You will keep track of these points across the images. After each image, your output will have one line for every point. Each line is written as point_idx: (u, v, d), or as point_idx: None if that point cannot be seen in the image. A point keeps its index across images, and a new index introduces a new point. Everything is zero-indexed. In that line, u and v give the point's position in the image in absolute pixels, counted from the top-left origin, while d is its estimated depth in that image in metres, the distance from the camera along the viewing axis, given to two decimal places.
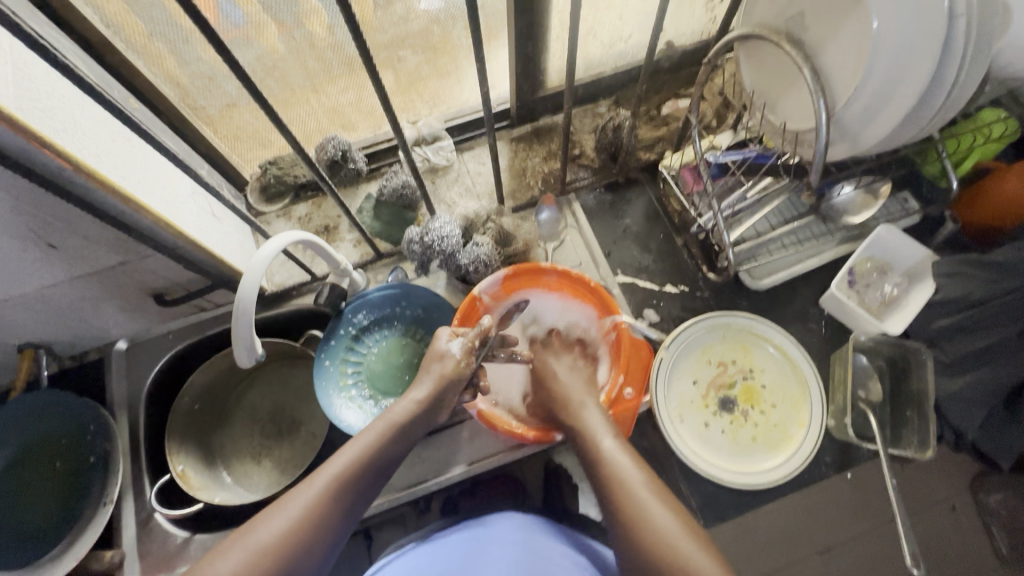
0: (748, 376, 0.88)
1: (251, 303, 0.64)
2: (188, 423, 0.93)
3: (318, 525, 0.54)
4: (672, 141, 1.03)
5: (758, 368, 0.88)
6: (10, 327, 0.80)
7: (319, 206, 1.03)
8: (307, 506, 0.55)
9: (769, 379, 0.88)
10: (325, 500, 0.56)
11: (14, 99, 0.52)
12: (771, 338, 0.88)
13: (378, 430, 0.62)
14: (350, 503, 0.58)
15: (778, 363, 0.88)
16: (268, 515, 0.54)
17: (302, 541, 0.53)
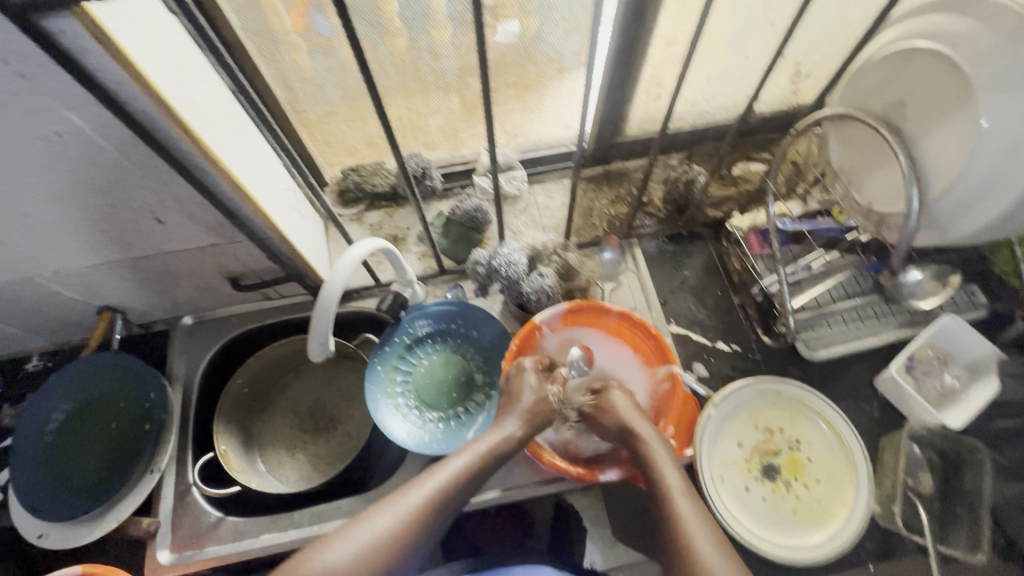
0: (793, 446, 0.87)
1: (334, 300, 0.67)
2: (236, 405, 0.96)
3: (417, 533, 0.60)
4: (741, 202, 1.05)
5: (805, 441, 0.87)
6: (100, 289, 0.86)
7: (391, 216, 1.08)
8: (412, 516, 0.61)
9: (815, 453, 0.86)
10: (422, 514, 0.61)
11: (172, 89, 0.57)
12: (820, 411, 0.87)
13: (473, 456, 0.66)
14: (439, 520, 0.63)
15: (825, 438, 0.86)
16: (374, 516, 0.60)
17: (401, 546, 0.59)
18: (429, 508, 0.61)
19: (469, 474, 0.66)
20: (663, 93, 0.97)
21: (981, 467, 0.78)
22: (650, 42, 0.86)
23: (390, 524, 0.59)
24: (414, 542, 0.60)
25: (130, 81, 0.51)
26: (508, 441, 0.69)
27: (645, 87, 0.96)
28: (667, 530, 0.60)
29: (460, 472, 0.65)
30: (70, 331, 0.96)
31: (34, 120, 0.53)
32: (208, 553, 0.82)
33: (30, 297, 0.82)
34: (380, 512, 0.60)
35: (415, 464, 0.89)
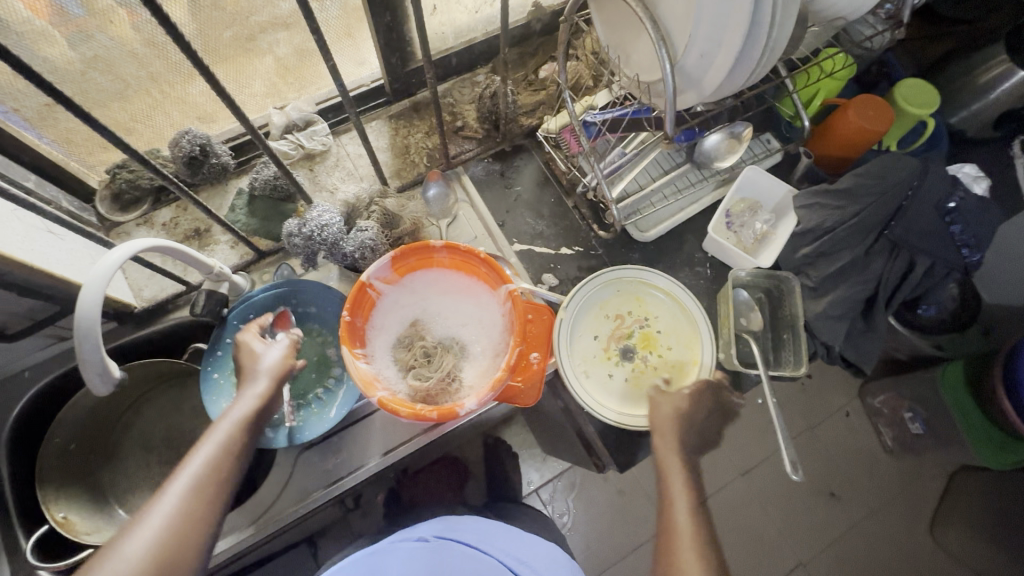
0: (644, 324, 0.92)
1: (94, 323, 0.57)
2: (64, 465, 0.84)
3: (187, 540, 0.50)
4: (552, 104, 1.04)
5: (652, 316, 0.92)
6: None
7: (185, 209, 0.94)
8: (175, 516, 0.51)
9: (664, 324, 0.92)
10: (196, 503, 0.52)
11: None
12: (659, 284, 0.92)
13: (231, 430, 0.58)
14: (217, 505, 0.54)
15: (669, 308, 0.92)
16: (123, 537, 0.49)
17: (171, 555, 0.49)
18: (195, 494, 0.52)
19: (232, 447, 0.57)
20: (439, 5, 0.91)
21: (792, 293, 0.91)
22: None
23: (154, 533, 0.49)
24: (192, 544, 0.51)
25: None
26: (265, 401, 0.62)
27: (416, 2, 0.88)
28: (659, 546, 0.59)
29: (223, 449, 0.57)
30: None
31: None
32: None
33: None
34: (131, 527, 0.49)
35: (289, 457, 0.84)
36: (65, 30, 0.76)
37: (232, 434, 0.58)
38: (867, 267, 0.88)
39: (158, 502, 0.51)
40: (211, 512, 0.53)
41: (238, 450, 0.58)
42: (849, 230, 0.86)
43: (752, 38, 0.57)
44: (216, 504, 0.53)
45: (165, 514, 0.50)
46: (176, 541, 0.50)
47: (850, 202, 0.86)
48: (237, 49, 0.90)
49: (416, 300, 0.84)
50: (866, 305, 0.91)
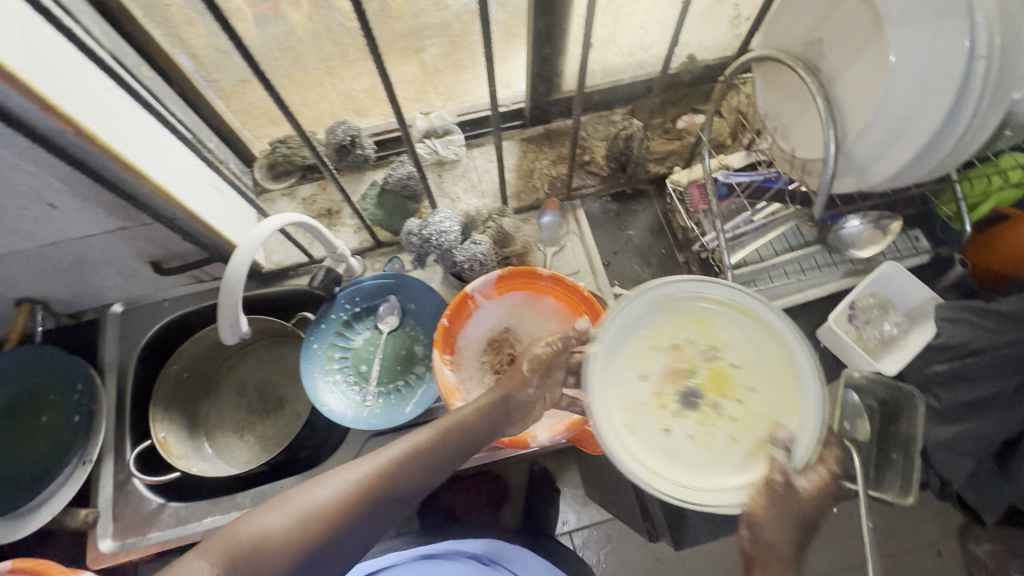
0: None
1: (239, 279, 0.65)
2: (175, 391, 0.95)
3: (364, 509, 0.53)
4: (684, 156, 1.02)
5: None
6: (9, 280, 0.81)
7: (324, 188, 1.03)
8: (362, 482, 0.54)
9: None
10: (385, 477, 0.55)
11: (23, 60, 0.52)
12: None
13: (438, 427, 0.59)
14: (399, 493, 0.55)
15: None
16: (323, 481, 0.54)
17: (350, 515, 0.52)
18: (380, 477, 0.54)
19: (438, 441, 0.58)
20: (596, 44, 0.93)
21: (915, 411, 0.80)
22: None
23: (340, 490, 0.53)
24: (363, 517, 0.53)
25: None
26: (484, 411, 0.62)
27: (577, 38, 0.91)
28: None
29: (428, 439, 0.58)
30: None
31: None
32: (153, 539, 0.82)
33: None
34: (322, 481, 0.54)
35: (359, 439, 0.88)
36: (256, 11, 0.89)
37: (443, 432, 0.59)
38: (1011, 407, 0.75)
39: (368, 461, 0.55)
40: (386, 501, 0.54)
41: (442, 450, 0.58)
42: (998, 358, 0.74)
43: (940, 137, 0.52)
44: (395, 495, 0.55)
45: (351, 480, 0.53)
46: (353, 509, 0.53)
47: (1007, 328, 0.74)
48: (397, 51, 1.01)
49: (507, 318, 0.85)
50: (1002, 450, 0.80)
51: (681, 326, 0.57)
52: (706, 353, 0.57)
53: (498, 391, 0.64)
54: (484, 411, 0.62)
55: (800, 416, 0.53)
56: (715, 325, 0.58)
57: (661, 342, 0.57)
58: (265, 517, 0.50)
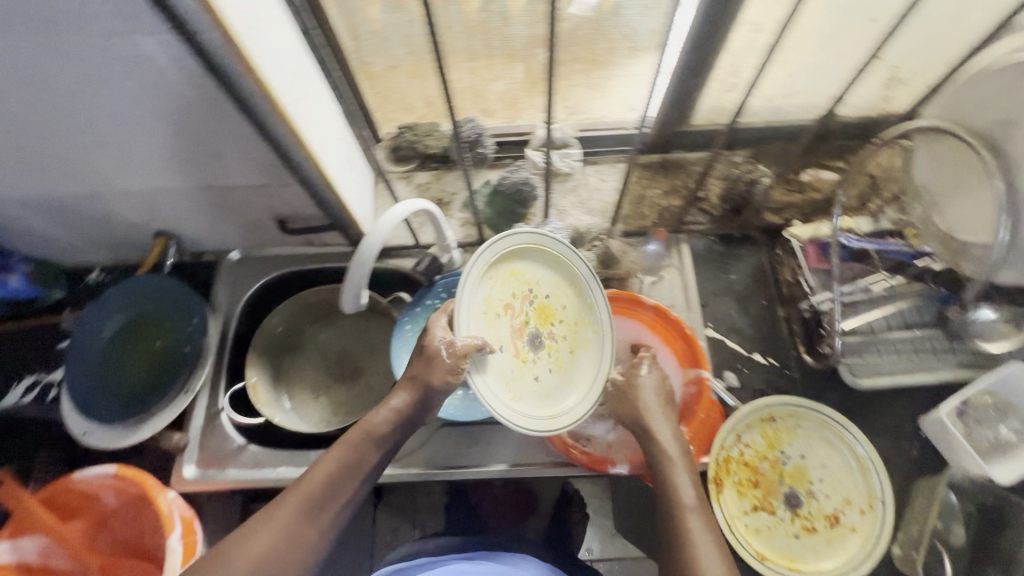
0: (800, 459, 0.84)
1: (371, 253, 0.68)
2: (269, 341, 1.00)
3: (304, 535, 0.59)
4: (804, 211, 0.98)
5: (813, 457, 0.84)
6: (156, 212, 0.89)
7: (439, 178, 1.07)
8: (295, 508, 0.60)
9: (818, 469, 0.84)
10: (314, 503, 0.61)
11: (244, 27, 0.57)
12: (833, 429, 0.84)
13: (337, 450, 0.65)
14: (329, 517, 0.62)
15: (833, 454, 0.84)
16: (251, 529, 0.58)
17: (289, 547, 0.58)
18: (296, 520, 0.59)
19: (340, 464, 0.64)
20: (739, 84, 0.91)
21: None
22: (734, 26, 0.79)
23: (275, 522, 0.58)
24: (302, 546, 0.59)
25: (200, 11, 0.51)
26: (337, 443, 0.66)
27: (721, 75, 0.90)
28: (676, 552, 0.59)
29: (337, 463, 0.64)
30: (127, 250, 1.00)
31: (111, 42, 0.54)
32: (229, 475, 0.87)
33: (95, 212, 0.86)
34: (250, 532, 0.58)
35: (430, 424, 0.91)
36: None
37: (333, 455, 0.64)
38: None
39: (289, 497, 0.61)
40: (311, 536, 0.60)
41: (351, 474, 0.64)
42: None
43: None
44: (314, 531, 0.60)
45: (274, 525, 0.58)
46: (290, 539, 0.58)
47: None
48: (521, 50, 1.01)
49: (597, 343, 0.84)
50: None
51: (506, 289, 0.70)
52: (529, 302, 0.72)
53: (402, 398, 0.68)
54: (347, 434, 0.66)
55: (586, 332, 0.75)
56: (528, 276, 0.73)
57: (498, 310, 0.70)
58: None
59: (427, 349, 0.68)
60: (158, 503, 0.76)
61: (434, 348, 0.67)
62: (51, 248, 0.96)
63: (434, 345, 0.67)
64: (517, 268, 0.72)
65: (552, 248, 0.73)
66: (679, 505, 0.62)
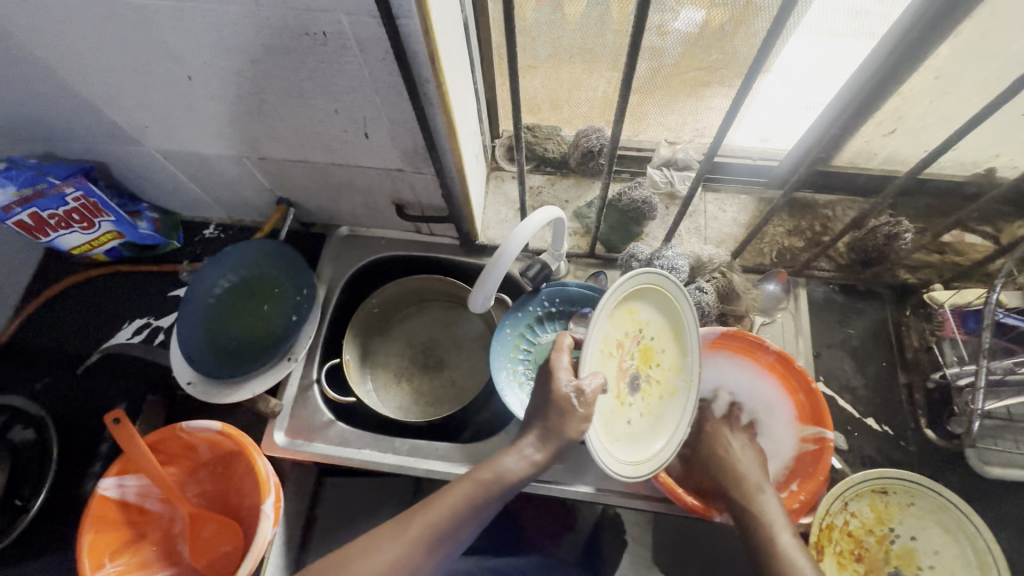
0: (908, 540, 0.79)
1: (510, 258, 0.67)
2: (365, 321, 1.01)
3: (416, 572, 0.57)
4: (943, 274, 0.92)
5: (923, 540, 0.78)
6: (286, 181, 0.91)
7: (552, 183, 1.05)
8: (409, 544, 0.57)
9: (928, 555, 0.77)
10: (426, 543, 0.58)
11: (438, 18, 0.57)
12: (954, 516, 0.77)
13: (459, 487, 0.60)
14: (443, 555, 0.58)
15: (948, 541, 0.77)
16: (368, 554, 0.57)
17: None
18: (410, 553, 0.57)
19: (464, 504, 0.59)
20: (898, 130, 0.85)
21: None
22: (915, 71, 0.74)
23: (385, 559, 0.56)
24: None
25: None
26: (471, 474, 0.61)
27: (880, 118, 0.84)
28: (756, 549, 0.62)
29: (457, 502, 0.59)
30: (245, 211, 1.03)
31: (312, 17, 0.55)
32: (316, 448, 0.88)
33: (231, 173, 0.89)
34: (372, 547, 0.58)
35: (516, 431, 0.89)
36: None
37: (459, 492, 0.60)
38: None
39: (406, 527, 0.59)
40: (423, 571, 0.57)
41: (470, 517, 0.59)
42: None
43: None
44: (427, 567, 0.58)
45: (391, 551, 0.57)
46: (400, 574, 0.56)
47: None
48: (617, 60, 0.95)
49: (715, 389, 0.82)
50: None
51: (621, 327, 0.65)
52: (637, 342, 0.67)
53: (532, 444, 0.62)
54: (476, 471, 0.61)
55: (679, 380, 0.71)
56: (641, 316, 0.67)
57: (611, 348, 0.64)
58: None
59: (556, 397, 0.60)
60: (256, 466, 0.77)
61: (565, 397, 0.59)
62: (179, 199, 1.00)
63: (563, 392, 0.60)
64: (636, 308, 0.66)
65: (670, 291, 0.67)
66: (764, 520, 0.64)
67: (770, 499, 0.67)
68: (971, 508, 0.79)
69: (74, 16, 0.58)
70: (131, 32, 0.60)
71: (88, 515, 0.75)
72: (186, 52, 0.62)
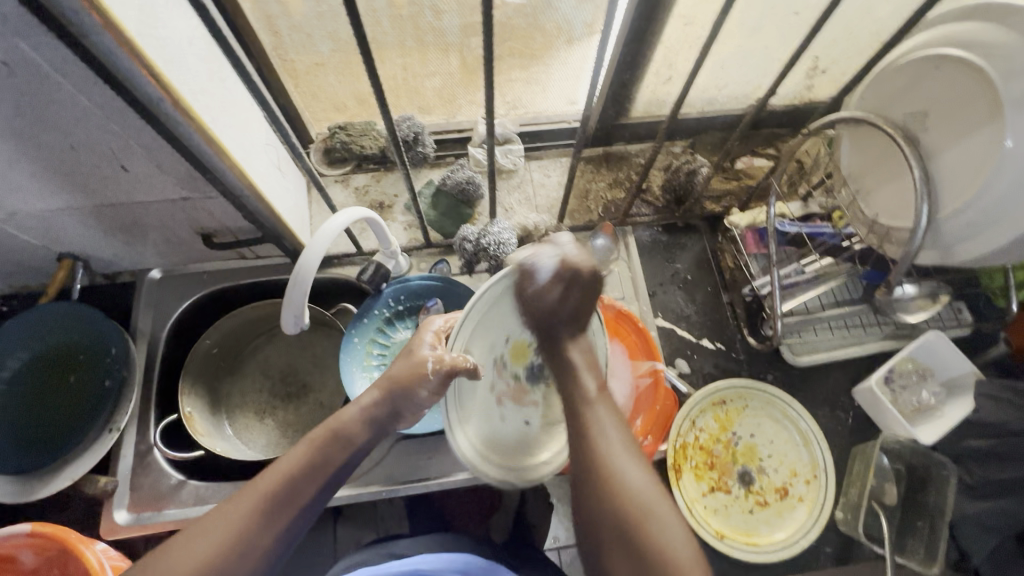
0: (752, 440, 0.88)
1: (310, 271, 0.64)
2: (204, 365, 0.93)
3: (254, 544, 0.50)
4: (741, 198, 1.02)
5: (763, 437, 0.88)
6: (58, 234, 0.79)
7: (378, 180, 1.02)
8: (250, 505, 0.51)
9: (768, 448, 0.88)
10: (267, 509, 0.52)
11: (137, 24, 0.51)
12: (779, 408, 0.88)
13: (310, 442, 0.57)
14: (289, 521, 0.52)
15: (781, 431, 0.88)
16: (199, 533, 0.49)
17: (235, 558, 0.49)
18: (250, 518, 0.51)
19: (318, 460, 0.56)
20: (674, 77, 0.92)
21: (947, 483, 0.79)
22: (668, 20, 0.80)
23: (221, 535, 0.49)
24: (252, 557, 0.50)
25: (88, 10, 0.45)
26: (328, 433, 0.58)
27: (656, 68, 0.90)
28: (619, 520, 0.49)
29: (302, 463, 0.55)
30: (27, 277, 0.90)
31: None
32: (168, 515, 0.80)
33: None
34: (201, 530, 0.50)
35: (387, 440, 0.87)
36: None
37: (314, 451, 0.56)
38: None
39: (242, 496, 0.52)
40: (263, 543, 0.51)
41: (315, 474, 0.55)
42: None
43: None
44: (268, 537, 0.51)
45: (226, 524, 0.50)
46: (236, 549, 0.49)
47: None
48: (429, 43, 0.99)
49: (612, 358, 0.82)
50: None
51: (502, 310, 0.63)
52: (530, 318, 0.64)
53: (377, 395, 0.61)
54: (335, 423, 0.59)
55: None
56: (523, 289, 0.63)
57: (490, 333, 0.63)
58: None
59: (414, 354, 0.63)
60: (85, 558, 0.68)
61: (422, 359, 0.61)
62: None
63: (420, 358, 0.62)
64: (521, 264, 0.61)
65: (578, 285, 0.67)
66: (603, 456, 0.52)
67: (612, 422, 0.55)
68: (793, 398, 0.91)
69: None
70: None
71: None
72: None
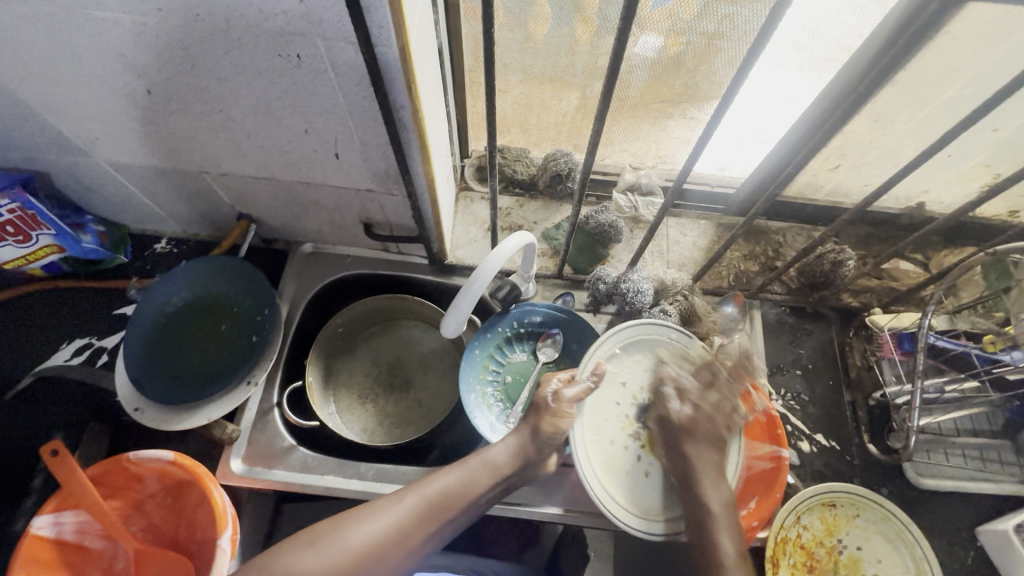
0: (856, 553, 0.83)
1: (482, 284, 0.69)
2: (329, 341, 0.98)
3: (409, 540, 0.62)
4: (881, 297, 1.00)
5: (870, 552, 0.83)
6: (248, 197, 0.88)
7: (521, 205, 1.07)
8: (413, 507, 0.63)
9: (873, 566, 0.82)
10: (425, 513, 0.63)
11: (414, 43, 0.57)
12: (894, 527, 0.82)
13: (468, 467, 0.67)
14: (436, 529, 0.64)
15: (891, 552, 0.82)
16: (374, 514, 0.62)
17: (393, 547, 0.61)
18: (416, 517, 0.63)
19: (469, 486, 0.66)
20: (842, 166, 0.93)
21: None
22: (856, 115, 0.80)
23: (390, 522, 0.61)
24: (404, 549, 0.62)
25: (392, 28, 0.50)
26: (487, 468, 0.68)
27: (826, 155, 0.92)
28: None
29: (456, 483, 0.66)
30: (203, 226, 0.99)
31: (286, 40, 0.54)
32: (276, 475, 0.84)
33: (190, 187, 0.86)
34: (372, 516, 0.62)
35: None
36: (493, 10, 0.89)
37: (469, 477, 0.67)
38: None
39: (409, 497, 0.64)
40: (415, 541, 0.62)
41: (466, 494, 0.66)
42: None
43: None
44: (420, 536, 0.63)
45: (394, 515, 0.62)
46: (394, 540, 0.61)
47: None
48: None
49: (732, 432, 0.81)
50: None
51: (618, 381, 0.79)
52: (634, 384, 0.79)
53: (524, 434, 0.71)
54: (489, 459, 0.69)
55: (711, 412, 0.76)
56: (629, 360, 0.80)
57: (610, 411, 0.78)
58: (301, 554, 0.58)
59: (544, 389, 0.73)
60: (212, 497, 0.73)
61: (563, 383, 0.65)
62: (128, 212, 0.95)
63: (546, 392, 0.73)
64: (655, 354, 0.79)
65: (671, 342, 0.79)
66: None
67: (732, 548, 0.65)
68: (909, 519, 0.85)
69: (20, 26, 0.55)
70: (86, 44, 0.57)
71: (18, 557, 0.70)
72: (150, 70, 0.60)
